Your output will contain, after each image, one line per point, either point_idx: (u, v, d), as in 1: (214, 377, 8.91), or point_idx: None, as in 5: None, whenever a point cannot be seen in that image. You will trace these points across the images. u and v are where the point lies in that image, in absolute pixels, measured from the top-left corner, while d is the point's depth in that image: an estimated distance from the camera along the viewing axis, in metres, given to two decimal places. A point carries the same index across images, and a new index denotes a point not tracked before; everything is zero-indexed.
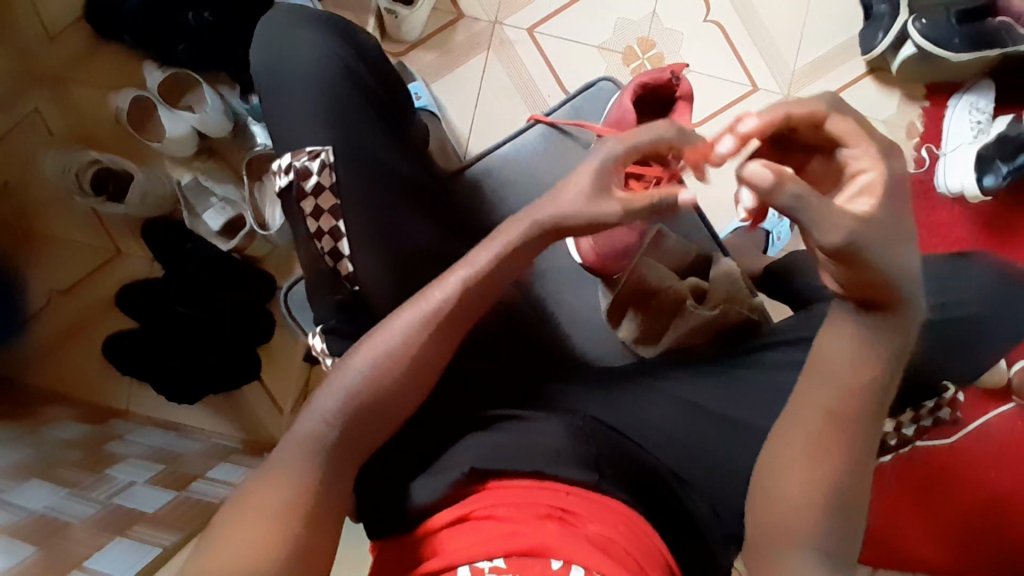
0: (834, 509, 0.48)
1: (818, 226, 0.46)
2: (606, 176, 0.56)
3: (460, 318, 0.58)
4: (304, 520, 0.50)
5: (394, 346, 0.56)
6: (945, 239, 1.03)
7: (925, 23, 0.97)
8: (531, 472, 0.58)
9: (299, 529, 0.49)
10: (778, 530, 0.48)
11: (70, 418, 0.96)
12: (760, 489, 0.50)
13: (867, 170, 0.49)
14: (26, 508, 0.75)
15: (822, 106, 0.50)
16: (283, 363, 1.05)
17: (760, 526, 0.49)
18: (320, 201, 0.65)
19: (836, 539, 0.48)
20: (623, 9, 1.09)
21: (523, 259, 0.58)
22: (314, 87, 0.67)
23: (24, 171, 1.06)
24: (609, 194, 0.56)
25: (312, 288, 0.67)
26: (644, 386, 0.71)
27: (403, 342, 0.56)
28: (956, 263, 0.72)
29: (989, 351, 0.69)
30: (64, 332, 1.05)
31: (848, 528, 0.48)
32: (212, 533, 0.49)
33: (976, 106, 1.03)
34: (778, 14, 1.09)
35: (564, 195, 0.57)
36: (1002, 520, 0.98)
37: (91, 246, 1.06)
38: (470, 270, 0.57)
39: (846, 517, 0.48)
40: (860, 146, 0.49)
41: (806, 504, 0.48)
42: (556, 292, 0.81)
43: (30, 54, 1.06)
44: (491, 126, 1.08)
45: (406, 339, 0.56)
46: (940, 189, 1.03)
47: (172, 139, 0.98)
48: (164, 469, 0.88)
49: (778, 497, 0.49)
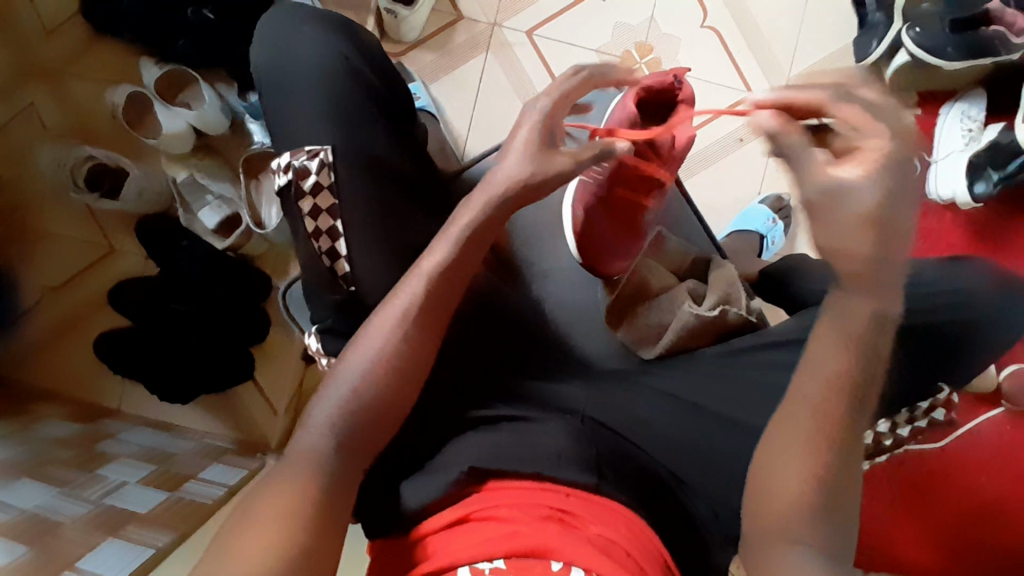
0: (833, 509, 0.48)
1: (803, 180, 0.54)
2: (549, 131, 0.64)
3: (439, 315, 0.60)
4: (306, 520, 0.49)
5: (380, 352, 0.57)
6: (932, 244, 1.05)
7: (919, 32, 0.99)
8: (532, 473, 0.58)
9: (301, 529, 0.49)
10: (786, 527, 0.50)
11: (60, 415, 0.95)
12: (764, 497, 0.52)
13: (869, 145, 0.53)
14: (17, 507, 0.74)
15: (822, 96, 0.56)
16: (276, 359, 1.04)
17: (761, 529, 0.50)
18: (319, 201, 0.64)
19: (824, 529, 0.50)
20: (622, 13, 1.10)
21: (484, 242, 0.62)
22: (320, 83, 0.66)
23: (18, 166, 1.04)
24: (552, 154, 0.63)
25: (308, 290, 0.66)
26: (643, 389, 0.72)
27: (387, 347, 0.57)
28: (949, 269, 0.73)
29: (979, 352, 0.70)
30: (54, 329, 1.03)
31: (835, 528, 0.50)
32: (223, 538, 0.49)
33: (968, 114, 1.04)
34: (774, 21, 1.11)
35: (507, 171, 0.63)
36: (994, 528, 0.98)
37: (84, 243, 1.05)
38: (435, 262, 0.60)
39: (833, 511, 0.50)
40: (865, 125, 0.53)
41: (792, 496, 0.50)
42: (556, 294, 0.82)
43: (22, 47, 1.05)
44: (490, 129, 1.08)
45: (388, 342, 0.57)
46: (930, 197, 1.05)
47: (169, 136, 0.97)
48: (157, 469, 0.87)
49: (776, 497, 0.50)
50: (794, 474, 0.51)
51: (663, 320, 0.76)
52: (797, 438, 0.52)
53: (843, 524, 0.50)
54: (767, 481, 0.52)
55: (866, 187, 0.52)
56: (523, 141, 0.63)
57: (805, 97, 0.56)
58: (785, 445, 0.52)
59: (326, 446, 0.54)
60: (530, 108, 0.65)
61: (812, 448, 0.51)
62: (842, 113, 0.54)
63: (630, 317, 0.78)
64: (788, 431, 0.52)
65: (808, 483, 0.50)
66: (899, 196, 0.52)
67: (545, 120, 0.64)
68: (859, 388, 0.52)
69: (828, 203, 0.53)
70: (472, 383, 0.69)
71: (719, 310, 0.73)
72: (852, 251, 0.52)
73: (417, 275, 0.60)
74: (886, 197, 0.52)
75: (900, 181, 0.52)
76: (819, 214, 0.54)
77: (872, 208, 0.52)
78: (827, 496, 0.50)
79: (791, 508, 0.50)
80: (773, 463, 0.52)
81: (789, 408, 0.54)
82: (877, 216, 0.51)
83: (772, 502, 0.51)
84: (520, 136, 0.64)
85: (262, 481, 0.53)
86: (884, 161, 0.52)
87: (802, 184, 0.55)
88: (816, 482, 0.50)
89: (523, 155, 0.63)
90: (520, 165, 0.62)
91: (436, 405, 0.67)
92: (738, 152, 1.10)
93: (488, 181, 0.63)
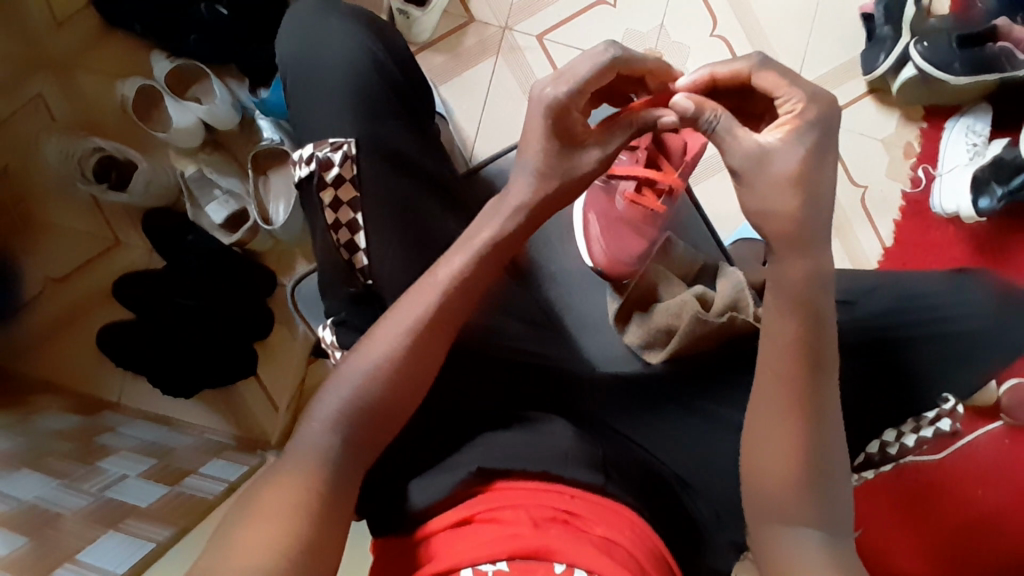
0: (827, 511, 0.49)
1: (728, 150, 0.55)
2: (565, 125, 0.61)
3: (448, 321, 0.59)
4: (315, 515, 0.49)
5: (384, 359, 0.57)
6: (934, 257, 1.06)
7: (926, 46, 1.01)
8: (538, 473, 0.59)
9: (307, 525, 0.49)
10: (777, 513, 0.52)
11: (60, 408, 0.94)
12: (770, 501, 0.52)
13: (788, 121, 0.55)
14: (16, 498, 0.74)
15: (746, 65, 0.58)
16: (279, 355, 1.04)
17: None
18: (340, 193, 0.63)
19: (815, 510, 0.51)
20: (632, 20, 1.11)
21: (498, 249, 0.62)
22: (341, 78, 0.66)
23: (25, 156, 1.04)
24: (575, 153, 0.63)
25: (324, 284, 0.65)
26: (647, 395, 0.72)
27: (395, 348, 0.57)
28: (955, 282, 0.72)
29: (983, 362, 0.70)
30: (56, 321, 1.03)
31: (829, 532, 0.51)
32: (231, 529, 0.49)
33: (973, 129, 1.06)
34: (783, 32, 1.11)
35: (519, 187, 0.63)
36: (988, 540, 1.00)
37: (87, 235, 1.04)
38: (451, 272, 0.60)
39: (821, 492, 0.52)
40: (783, 92, 0.56)
41: (780, 482, 0.52)
42: (564, 297, 0.83)
43: (33, 38, 1.05)
44: (498, 131, 1.08)
45: (397, 344, 0.57)
46: (934, 210, 1.06)
47: (179, 130, 0.97)
48: (156, 463, 0.87)
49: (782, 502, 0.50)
50: (777, 458, 0.52)
51: (670, 325, 0.74)
52: (769, 419, 0.53)
53: (835, 504, 0.52)
54: (752, 470, 0.54)
55: (787, 151, 0.54)
56: (536, 153, 0.62)
57: (727, 70, 0.59)
58: (763, 427, 0.53)
59: (336, 442, 0.54)
60: (537, 105, 0.60)
61: (795, 428, 0.52)
62: (761, 82, 0.57)
63: (636, 320, 0.78)
64: (764, 417, 0.54)
65: (794, 466, 0.52)
66: (819, 159, 0.54)
67: (552, 125, 0.61)
68: (828, 377, 0.53)
69: (748, 171, 0.54)
70: (477, 385, 0.69)
71: (727, 316, 0.70)
72: (772, 224, 0.54)
73: (432, 282, 0.60)
74: (807, 158, 0.54)
75: (818, 144, 0.54)
76: (746, 182, 0.55)
77: (793, 170, 0.54)
78: (817, 485, 0.52)
79: (780, 497, 0.52)
80: (753, 446, 0.54)
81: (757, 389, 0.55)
82: (803, 178, 0.53)
83: (760, 491, 0.53)
84: (533, 133, 0.62)
85: (269, 477, 0.53)
86: (803, 126, 0.54)
87: (729, 153, 0.56)
88: (810, 474, 0.52)
89: (534, 172, 0.63)
90: (535, 179, 0.63)
91: (443, 405, 0.67)
92: None
93: (502, 197, 0.64)
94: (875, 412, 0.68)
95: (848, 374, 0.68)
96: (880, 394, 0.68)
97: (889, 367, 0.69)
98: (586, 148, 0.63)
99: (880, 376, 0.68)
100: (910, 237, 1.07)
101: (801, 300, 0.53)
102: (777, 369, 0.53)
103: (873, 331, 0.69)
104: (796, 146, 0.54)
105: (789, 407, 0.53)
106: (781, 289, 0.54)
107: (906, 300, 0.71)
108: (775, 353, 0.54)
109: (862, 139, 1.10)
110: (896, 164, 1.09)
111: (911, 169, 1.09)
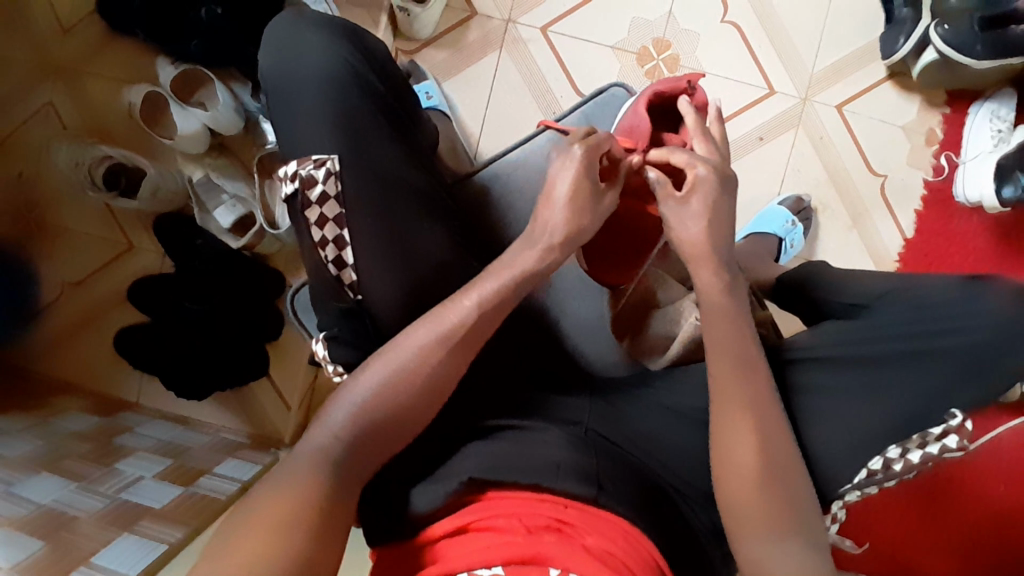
0: (791, 523, 0.55)
1: (672, 221, 0.65)
2: (594, 174, 0.66)
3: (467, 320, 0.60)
4: (313, 532, 0.49)
5: (402, 368, 0.57)
6: (959, 250, 1.03)
7: (947, 29, 0.95)
8: (529, 484, 0.57)
9: (308, 536, 0.49)
10: None
11: (80, 409, 0.97)
12: (756, 509, 0.55)
13: (700, 168, 0.65)
14: (34, 501, 0.75)
15: (666, 153, 0.67)
16: (287, 357, 1.06)
17: (746, 539, 0.55)
18: (325, 210, 0.64)
19: (792, 520, 0.55)
20: (639, 9, 1.08)
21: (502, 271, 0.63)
22: (324, 93, 0.66)
23: (36, 163, 1.06)
24: (599, 198, 0.66)
25: (315, 296, 0.66)
26: (644, 402, 0.71)
27: (413, 354, 0.58)
28: (966, 291, 0.67)
29: (1011, 368, 0.64)
30: (74, 320, 1.06)
31: (807, 536, 0.55)
32: (223, 534, 0.48)
33: (997, 114, 1.01)
34: (796, 15, 1.07)
35: (552, 221, 0.65)
36: (1009, 538, 0.97)
37: (103, 240, 1.07)
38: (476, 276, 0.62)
39: (796, 501, 0.56)
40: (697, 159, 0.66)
41: (755, 477, 0.56)
42: (568, 306, 0.81)
43: (45, 48, 1.07)
44: (503, 127, 1.07)
45: (418, 355, 0.58)
46: (957, 199, 1.02)
47: (183, 136, 0.99)
48: (172, 463, 0.88)
49: (737, 507, 0.56)
50: (747, 464, 0.57)
51: (670, 331, 0.79)
52: (743, 425, 0.58)
53: (801, 507, 0.56)
54: (721, 470, 0.58)
55: (695, 217, 0.65)
56: (563, 191, 0.65)
57: (663, 156, 0.67)
58: (736, 431, 0.58)
59: (333, 450, 0.54)
60: (569, 158, 0.66)
61: (757, 428, 0.58)
62: (674, 160, 0.66)
63: (636, 328, 0.81)
64: (731, 414, 0.58)
65: (758, 463, 0.56)
66: (723, 212, 0.65)
67: (584, 168, 0.65)
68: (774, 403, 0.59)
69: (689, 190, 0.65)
70: (475, 395, 0.69)
71: None
72: (694, 240, 0.64)
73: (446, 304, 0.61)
74: (715, 204, 0.65)
75: (722, 194, 0.66)
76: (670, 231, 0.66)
77: (701, 230, 0.64)
78: (787, 489, 0.56)
79: (755, 495, 0.56)
80: (720, 440, 0.58)
81: (722, 392, 0.60)
82: (711, 228, 0.64)
83: (736, 500, 0.56)
84: (564, 187, 0.65)
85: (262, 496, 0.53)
86: (710, 187, 0.65)
87: (673, 225, 0.65)
88: (775, 479, 0.56)
89: (567, 206, 0.65)
90: (568, 214, 0.65)
91: (440, 411, 0.67)
92: (758, 151, 1.06)
93: (535, 230, 0.65)
94: (878, 426, 0.64)
95: (852, 387, 0.66)
96: (886, 406, 0.65)
97: (891, 380, 0.66)
98: (606, 191, 0.67)
99: (881, 388, 0.65)
100: (933, 227, 1.04)
101: (739, 308, 0.63)
102: (745, 394, 0.59)
103: (876, 344, 0.67)
104: (714, 202, 0.65)
105: (756, 402, 0.59)
106: (737, 310, 0.63)
107: (916, 309, 0.68)
108: (739, 361, 0.60)
109: (880, 125, 1.06)
110: (917, 152, 1.06)
111: (933, 157, 1.05)
